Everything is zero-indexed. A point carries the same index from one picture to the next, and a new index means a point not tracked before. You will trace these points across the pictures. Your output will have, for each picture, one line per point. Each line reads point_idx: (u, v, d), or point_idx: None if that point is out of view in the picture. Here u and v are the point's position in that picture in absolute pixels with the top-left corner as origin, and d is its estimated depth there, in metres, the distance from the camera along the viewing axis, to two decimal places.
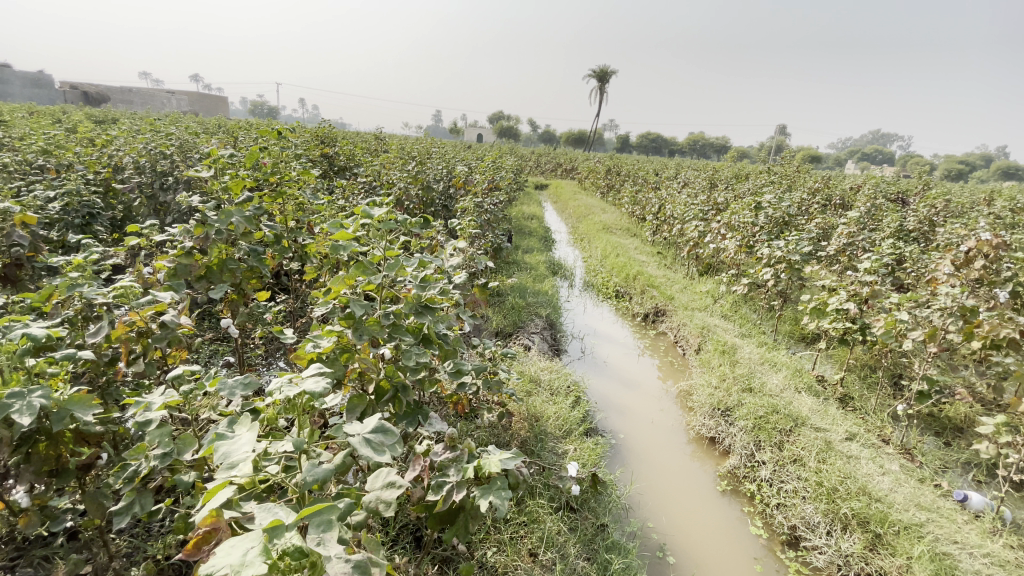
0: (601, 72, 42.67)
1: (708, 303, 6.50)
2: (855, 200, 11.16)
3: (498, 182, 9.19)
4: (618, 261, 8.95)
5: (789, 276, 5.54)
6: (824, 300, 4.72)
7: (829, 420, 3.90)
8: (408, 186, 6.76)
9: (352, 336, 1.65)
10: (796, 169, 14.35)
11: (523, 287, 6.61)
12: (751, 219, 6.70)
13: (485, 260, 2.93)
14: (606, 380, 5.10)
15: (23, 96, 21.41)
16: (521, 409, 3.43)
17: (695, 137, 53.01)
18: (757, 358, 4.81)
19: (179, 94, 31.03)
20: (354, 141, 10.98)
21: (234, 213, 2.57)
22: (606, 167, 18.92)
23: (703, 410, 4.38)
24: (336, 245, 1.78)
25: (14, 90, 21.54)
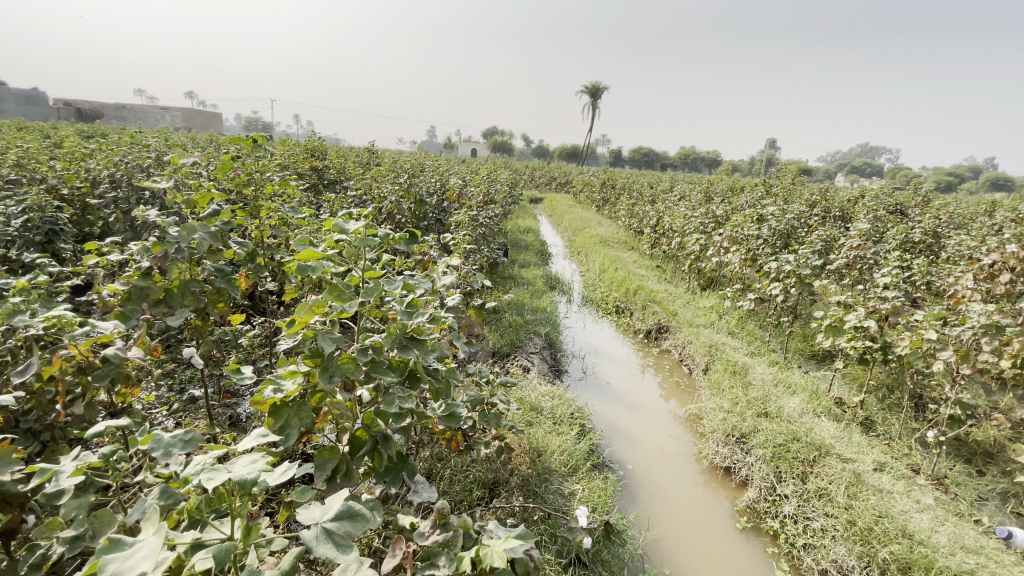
0: (594, 88, 43.19)
1: (713, 319, 6.23)
2: (855, 212, 11.01)
3: (493, 196, 8.96)
4: (618, 275, 8.69)
5: (800, 291, 5.28)
6: (841, 317, 4.45)
7: (855, 448, 3.60)
8: (399, 200, 6.49)
9: (320, 378, 1.34)
10: (792, 181, 14.26)
11: (520, 304, 6.31)
12: (756, 232, 6.48)
13: (481, 280, 2.65)
14: (610, 404, 4.78)
15: (15, 112, 21.11)
16: (523, 443, 3.12)
17: (688, 152, 53.49)
18: (771, 379, 4.53)
19: (173, 111, 30.85)
20: (346, 155, 10.74)
21: (197, 229, 2.27)
22: (600, 180, 18.79)
23: (715, 438, 4.07)
24: (305, 267, 1.48)
25: (4, 105, 21.23)
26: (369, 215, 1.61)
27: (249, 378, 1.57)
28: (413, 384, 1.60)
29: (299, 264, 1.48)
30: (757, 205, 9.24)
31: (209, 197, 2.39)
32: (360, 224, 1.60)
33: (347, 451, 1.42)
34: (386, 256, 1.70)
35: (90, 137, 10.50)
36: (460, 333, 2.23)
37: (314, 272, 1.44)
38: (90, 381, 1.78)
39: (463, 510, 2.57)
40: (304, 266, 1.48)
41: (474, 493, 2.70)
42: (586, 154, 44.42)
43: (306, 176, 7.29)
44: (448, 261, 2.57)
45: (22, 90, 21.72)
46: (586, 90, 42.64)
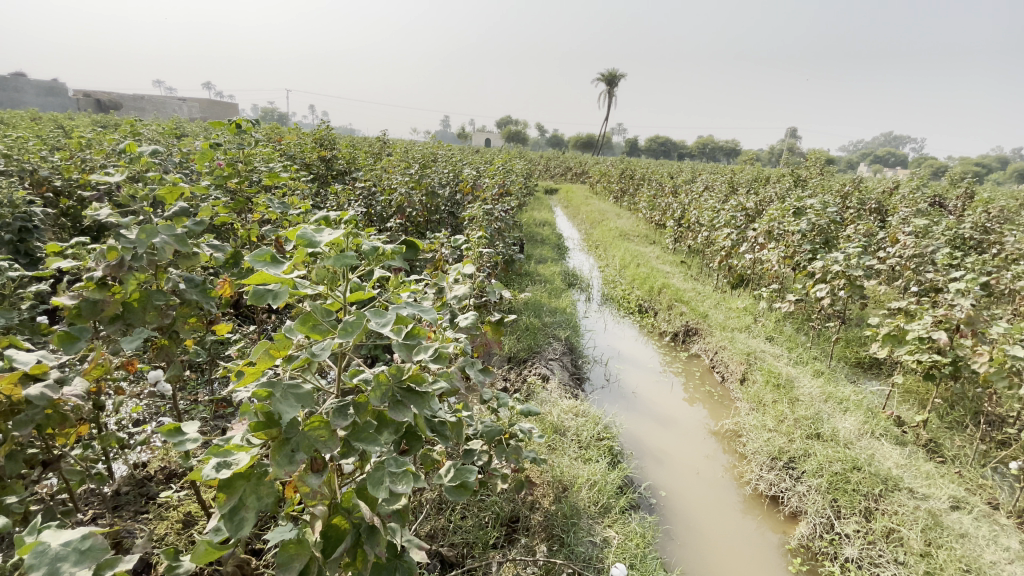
0: (610, 76, 42.36)
1: (748, 321, 5.75)
2: (892, 204, 10.34)
3: (508, 188, 8.50)
4: (640, 272, 8.23)
5: (850, 294, 4.77)
6: (901, 326, 3.96)
7: (924, 480, 3.15)
8: (410, 193, 6.10)
9: (277, 458, 0.95)
10: (821, 172, 13.57)
11: (538, 304, 5.90)
12: (796, 228, 5.96)
13: (499, 289, 2.23)
14: (636, 416, 4.35)
15: (35, 104, 21.08)
16: (546, 473, 2.73)
17: (706, 142, 52.33)
18: (820, 394, 4.07)
19: (189, 101, 30.77)
20: (357, 145, 10.35)
21: (160, 231, 1.86)
22: (618, 170, 18.17)
23: (758, 460, 3.64)
24: (259, 290, 1.06)
25: (24, 97, 21.17)
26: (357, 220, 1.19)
27: (194, 438, 1.17)
28: (412, 444, 1.20)
29: (253, 289, 1.06)
30: (790, 198, 8.67)
31: (180, 191, 2.01)
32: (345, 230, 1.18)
33: (320, 548, 1.02)
34: (382, 271, 1.28)
35: (96, 126, 10.19)
36: (476, 360, 1.83)
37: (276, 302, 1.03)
38: (9, 428, 1.43)
39: (478, 560, 2.20)
40: (261, 290, 1.07)
41: (492, 537, 2.31)
42: (601, 144, 43.56)
43: (313, 166, 6.94)
44: (461, 267, 2.17)
45: (44, 80, 21.59)
46: (602, 78, 41.83)
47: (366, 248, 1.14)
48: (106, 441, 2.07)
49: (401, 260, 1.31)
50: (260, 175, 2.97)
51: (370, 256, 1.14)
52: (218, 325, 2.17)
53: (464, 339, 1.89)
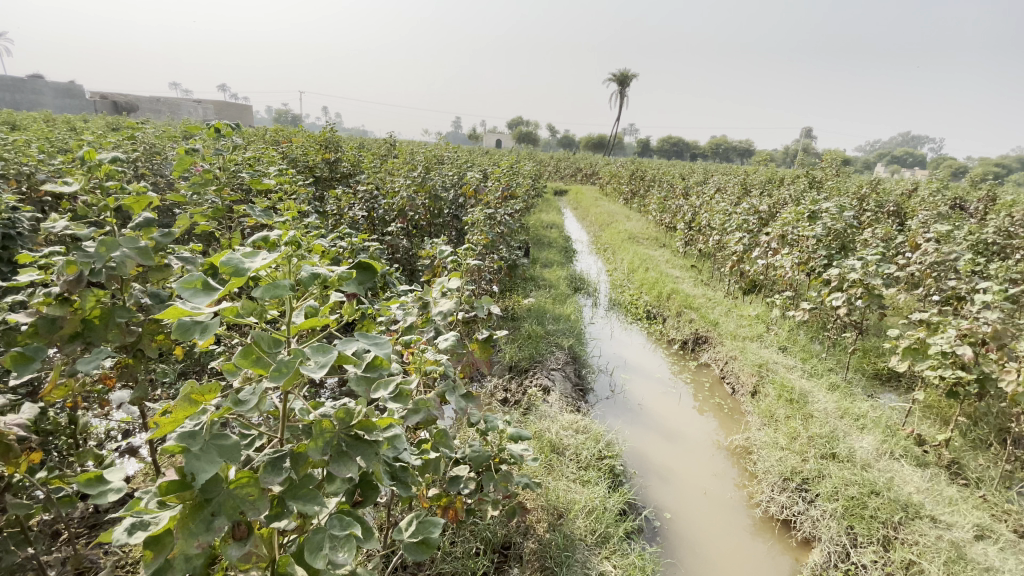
0: (621, 77, 42.14)
1: (761, 330, 5.53)
2: (912, 207, 10.00)
3: (515, 190, 8.35)
4: (648, 276, 8.03)
5: (867, 304, 4.54)
6: (922, 339, 3.73)
7: (949, 507, 2.93)
8: (412, 196, 5.98)
9: (192, 524, 0.82)
10: (836, 173, 13.22)
11: (542, 311, 5.74)
12: (810, 233, 5.73)
13: (488, 305, 2.08)
14: (641, 430, 4.17)
15: (54, 107, 21.39)
16: (541, 497, 2.58)
17: (719, 143, 51.75)
18: (835, 410, 3.86)
19: (205, 104, 31.07)
20: (364, 147, 10.28)
21: (121, 244, 1.74)
22: (629, 171, 17.93)
23: (769, 481, 3.45)
24: (184, 323, 0.92)
25: (43, 100, 21.52)
26: (302, 240, 1.06)
27: (119, 487, 1.04)
28: (366, 495, 1.06)
29: (176, 323, 0.92)
30: (804, 201, 8.41)
31: (147, 200, 1.89)
32: (289, 252, 1.04)
33: None
34: (335, 296, 1.14)
35: (106, 128, 10.22)
36: (457, 385, 1.68)
37: (200, 338, 0.89)
38: None
39: None
40: (186, 323, 0.93)
41: (480, 568, 2.16)
42: (612, 145, 43.25)
43: (316, 169, 6.85)
44: (446, 282, 2.02)
45: (62, 83, 21.89)
46: (614, 79, 41.62)
47: (309, 273, 1.00)
48: (81, 458, 1.95)
49: (358, 284, 1.18)
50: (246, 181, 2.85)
51: (313, 283, 1.00)
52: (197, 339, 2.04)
53: (445, 362, 1.74)
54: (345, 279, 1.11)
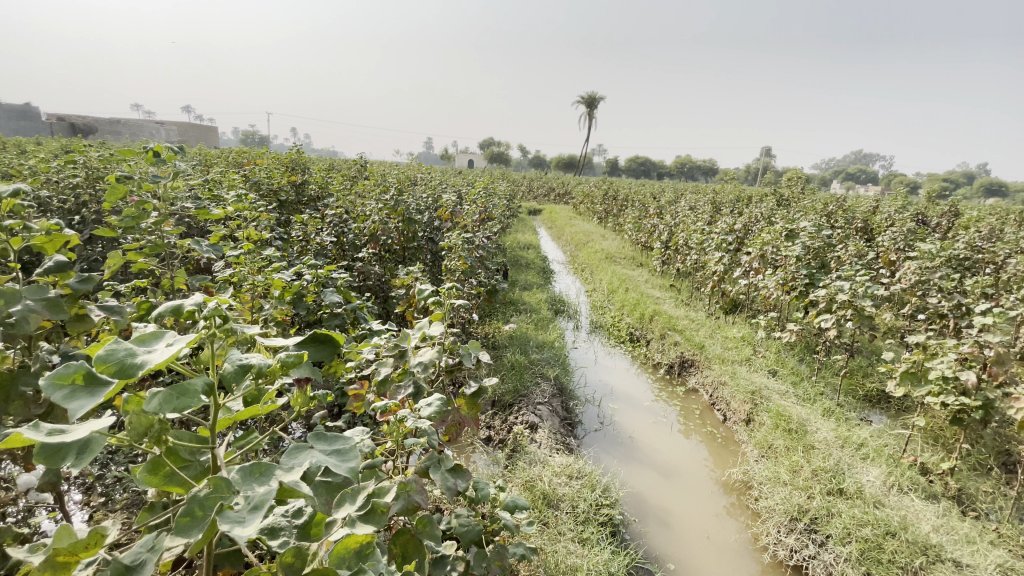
0: (590, 98, 43.03)
1: (748, 352, 5.39)
2: (878, 223, 10.21)
3: (490, 212, 8.12)
4: (629, 297, 7.88)
5: (858, 326, 4.43)
6: (921, 363, 3.61)
7: (968, 546, 2.76)
8: (384, 220, 5.68)
9: None
10: (802, 191, 13.52)
11: (524, 338, 5.48)
12: (792, 252, 5.67)
13: (474, 351, 1.79)
14: (635, 467, 3.91)
15: (5, 129, 20.29)
16: (538, 566, 2.29)
17: (686, 162, 53.13)
18: (835, 441, 3.70)
19: (168, 125, 30.16)
20: (333, 169, 9.93)
21: (22, 296, 1.40)
22: (601, 191, 18.03)
23: (775, 521, 3.22)
24: (49, 441, 0.65)
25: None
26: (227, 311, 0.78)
27: None
28: None
29: (39, 440, 0.65)
30: (778, 219, 8.44)
31: (64, 239, 1.58)
32: (210, 331, 0.78)
33: None
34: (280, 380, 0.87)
35: (52, 150, 9.54)
36: (443, 462, 1.40)
37: (76, 468, 0.62)
38: None
39: None
40: (54, 441, 0.65)
41: None
42: (583, 164, 43.87)
43: (282, 193, 6.49)
44: (426, 326, 1.73)
45: (16, 105, 20.81)
46: (583, 100, 42.47)
47: (234, 364, 0.74)
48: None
49: (306, 367, 0.91)
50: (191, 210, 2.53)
51: (242, 378, 0.74)
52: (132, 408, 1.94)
53: (428, 432, 1.43)
54: (288, 363, 0.85)
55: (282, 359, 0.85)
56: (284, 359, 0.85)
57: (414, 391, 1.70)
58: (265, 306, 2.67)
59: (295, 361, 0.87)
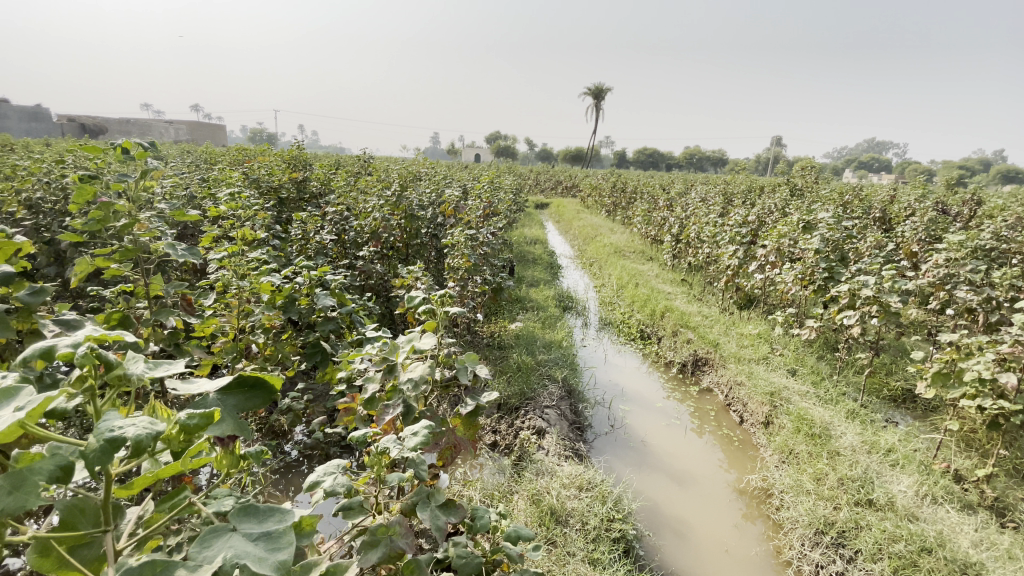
0: (596, 90, 42.52)
1: (765, 351, 5.16)
2: (896, 213, 9.86)
3: (496, 206, 7.92)
4: (639, 292, 7.66)
5: (884, 323, 4.19)
6: (954, 363, 3.37)
7: (1012, 564, 2.55)
8: (386, 216, 5.50)
9: None
10: (815, 180, 13.16)
11: (531, 337, 5.31)
12: (810, 245, 5.42)
13: (472, 365, 1.61)
14: (648, 474, 3.73)
15: (17, 130, 20.38)
16: None
17: (694, 153, 52.45)
18: (862, 446, 3.48)
19: (176, 124, 30.26)
20: (336, 166, 9.77)
21: None
22: (610, 184, 17.74)
23: (799, 533, 3.03)
24: None
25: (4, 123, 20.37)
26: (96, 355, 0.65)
27: None
28: None
29: None
30: (794, 209, 8.15)
31: (14, 248, 1.40)
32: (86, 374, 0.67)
33: None
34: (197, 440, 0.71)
35: (55, 150, 9.45)
36: (432, 500, 1.23)
37: None
38: None
39: None
40: None
41: None
42: (591, 156, 43.41)
43: (282, 190, 6.34)
44: (415, 338, 1.55)
45: (27, 106, 20.89)
46: (590, 92, 41.96)
47: (94, 441, 0.55)
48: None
49: (228, 424, 0.71)
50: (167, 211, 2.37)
51: (109, 460, 0.55)
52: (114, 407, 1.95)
53: (418, 461, 1.26)
54: (188, 430, 0.66)
55: (183, 423, 0.67)
56: (184, 423, 0.66)
57: (404, 411, 1.52)
58: (253, 312, 2.55)
59: (201, 424, 0.68)
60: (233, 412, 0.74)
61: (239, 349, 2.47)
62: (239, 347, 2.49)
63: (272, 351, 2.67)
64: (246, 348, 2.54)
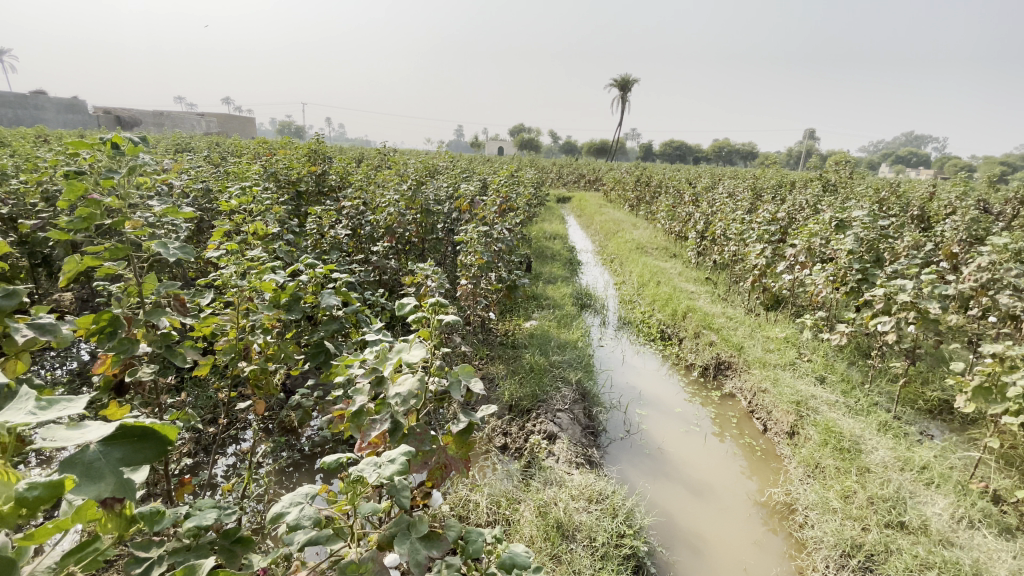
0: (622, 82, 41.81)
1: (792, 356, 4.93)
2: (938, 210, 9.33)
3: (514, 201, 7.79)
4: (660, 291, 7.44)
5: (921, 330, 3.92)
6: (997, 376, 3.12)
7: None
8: (400, 211, 5.43)
9: None
10: (849, 175, 12.58)
11: (546, 337, 5.18)
12: (842, 245, 5.14)
13: (465, 379, 1.49)
14: (664, 484, 3.57)
15: (59, 124, 21.05)
16: None
17: (722, 147, 51.17)
18: (893, 461, 3.26)
19: (207, 118, 30.94)
20: (357, 160, 9.77)
21: None
22: (634, 178, 17.37)
23: (823, 554, 2.85)
24: None
25: (47, 116, 21.04)
26: None
27: None
28: None
29: None
30: (825, 207, 7.78)
31: None
32: None
33: None
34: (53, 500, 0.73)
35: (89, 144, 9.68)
36: (412, 534, 1.13)
37: None
38: None
39: None
40: None
41: None
42: (616, 150, 42.72)
43: (301, 184, 6.34)
44: (405, 348, 1.45)
45: (69, 100, 21.62)
46: (615, 84, 41.26)
47: None
48: None
49: (107, 486, 0.70)
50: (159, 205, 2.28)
51: None
52: (106, 409, 1.94)
53: (396, 489, 1.16)
54: (28, 500, 0.70)
55: (25, 494, 0.71)
56: (23, 495, 0.70)
57: (392, 427, 1.42)
58: (255, 311, 2.46)
59: (45, 492, 0.71)
60: (114, 467, 0.74)
61: (237, 349, 2.38)
62: (238, 346, 2.40)
63: (275, 351, 2.55)
64: (245, 348, 2.44)
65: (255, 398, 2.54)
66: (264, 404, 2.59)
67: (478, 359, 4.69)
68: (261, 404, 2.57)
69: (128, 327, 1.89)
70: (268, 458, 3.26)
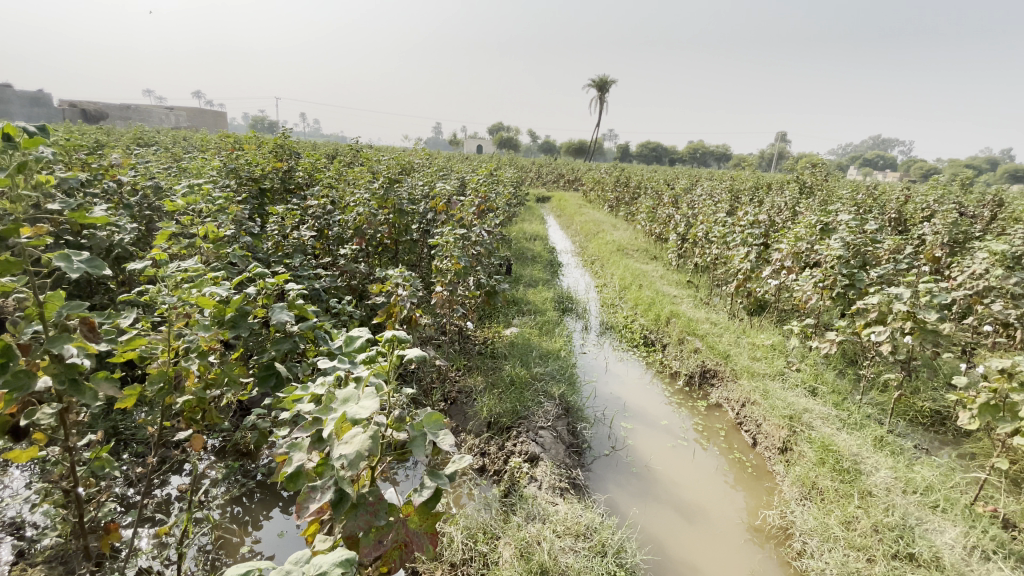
0: (600, 82, 41.85)
1: (781, 365, 4.76)
2: (914, 213, 9.36)
3: (493, 201, 7.48)
4: (643, 295, 7.24)
5: (918, 341, 3.76)
6: (1004, 393, 2.95)
7: None
8: (371, 211, 5.07)
9: None
10: (826, 177, 12.64)
11: (526, 345, 4.91)
12: (831, 249, 4.97)
13: (433, 433, 1.20)
14: (653, 508, 3.33)
15: (16, 114, 19.93)
16: None
17: (699, 148, 51.77)
18: (895, 482, 3.09)
19: (176, 110, 29.81)
20: (328, 156, 9.31)
21: None
22: (613, 177, 17.25)
23: None
24: None
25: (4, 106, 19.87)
26: None
27: None
28: None
29: None
30: (807, 209, 7.69)
31: None
32: None
33: None
34: None
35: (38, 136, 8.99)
36: None
37: None
38: None
39: None
40: None
41: None
42: (595, 149, 42.70)
43: (264, 181, 5.91)
44: (354, 397, 1.15)
45: (29, 90, 20.53)
46: (595, 83, 41.26)
47: None
48: None
49: None
50: (67, 205, 1.89)
51: None
52: (8, 450, 1.61)
53: None
54: None
55: None
56: None
57: (337, 498, 1.13)
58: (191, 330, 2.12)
59: None
60: None
61: (168, 377, 2.04)
62: (169, 374, 2.05)
63: (216, 375, 2.23)
64: (175, 376, 2.09)
65: (192, 432, 2.20)
66: (202, 438, 2.26)
67: (454, 372, 4.39)
68: (198, 439, 2.24)
69: (25, 356, 1.53)
70: (222, 487, 2.93)
